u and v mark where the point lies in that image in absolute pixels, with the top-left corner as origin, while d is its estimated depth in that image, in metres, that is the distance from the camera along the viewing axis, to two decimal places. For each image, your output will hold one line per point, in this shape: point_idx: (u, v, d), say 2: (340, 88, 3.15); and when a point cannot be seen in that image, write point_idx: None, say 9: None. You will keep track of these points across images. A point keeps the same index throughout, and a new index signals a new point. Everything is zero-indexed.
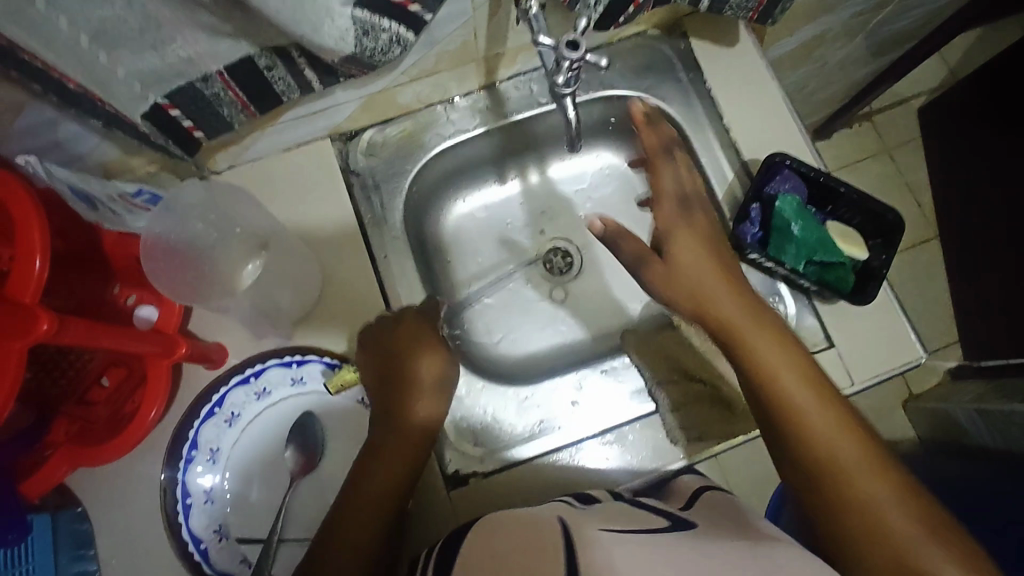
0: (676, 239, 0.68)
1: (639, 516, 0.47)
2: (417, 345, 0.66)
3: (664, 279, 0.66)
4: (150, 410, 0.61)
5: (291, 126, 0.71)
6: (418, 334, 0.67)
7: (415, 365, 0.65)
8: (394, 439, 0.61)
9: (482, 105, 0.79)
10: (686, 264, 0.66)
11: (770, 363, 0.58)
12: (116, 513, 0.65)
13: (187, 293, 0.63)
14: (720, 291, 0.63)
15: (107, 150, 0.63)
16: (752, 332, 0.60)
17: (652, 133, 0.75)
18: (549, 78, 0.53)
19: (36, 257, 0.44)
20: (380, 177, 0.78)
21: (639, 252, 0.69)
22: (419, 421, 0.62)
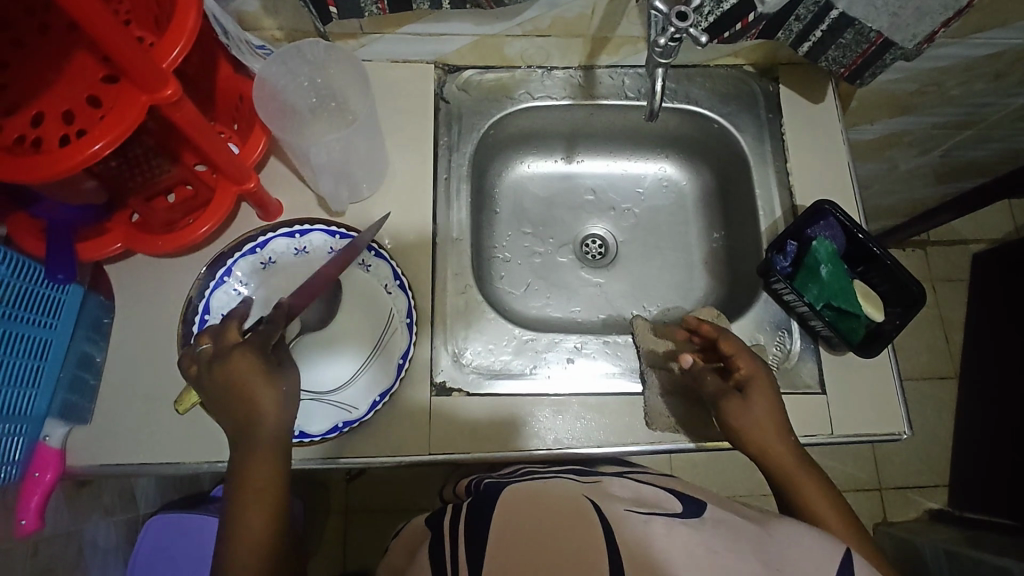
0: (758, 380, 0.65)
1: (651, 496, 0.50)
2: (240, 371, 0.55)
3: (736, 419, 0.63)
4: (202, 226, 0.68)
5: (407, 39, 0.79)
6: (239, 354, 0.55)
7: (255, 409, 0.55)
8: (255, 474, 0.55)
9: (574, 81, 0.86)
10: (766, 405, 0.63)
11: (777, 452, 0.62)
12: (138, 312, 0.71)
13: (277, 128, 0.70)
14: (778, 424, 0.63)
15: (251, 2, 0.71)
16: (771, 433, 0.62)
17: (710, 331, 0.69)
18: (650, 41, 0.59)
19: (177, 46, 0.51)
20: (464, 112, 0.84)
21: (721, 387, 0.65)
22: (265, 478, 0.55)
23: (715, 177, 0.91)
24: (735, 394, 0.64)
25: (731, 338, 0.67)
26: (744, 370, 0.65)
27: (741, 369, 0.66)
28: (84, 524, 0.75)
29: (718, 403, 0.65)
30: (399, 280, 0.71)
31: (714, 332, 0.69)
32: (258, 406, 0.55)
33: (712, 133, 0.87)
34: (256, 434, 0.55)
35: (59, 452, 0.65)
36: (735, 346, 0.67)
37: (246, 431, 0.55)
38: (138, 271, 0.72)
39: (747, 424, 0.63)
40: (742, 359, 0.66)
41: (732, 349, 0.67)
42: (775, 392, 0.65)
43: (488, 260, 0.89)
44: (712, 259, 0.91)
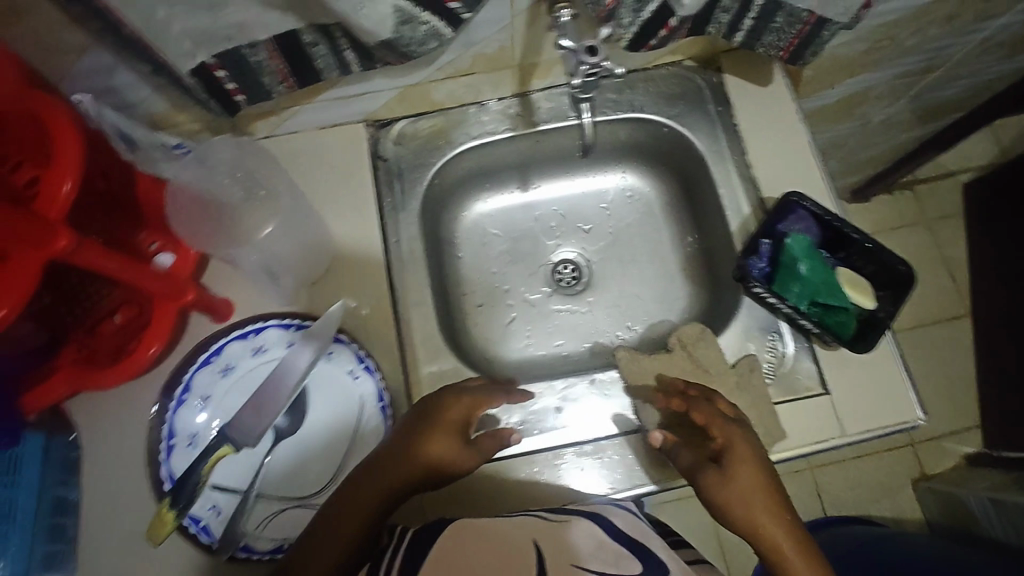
0: (736, 447, 0.60)
1: (614, 553, 0.53)
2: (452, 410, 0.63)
3: (716, 493, 0.59)
4: (149, 348, 0.65)
5: (328, 106, 0.75)
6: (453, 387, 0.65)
7: (441, 440, 0.61)
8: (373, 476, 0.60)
9: (512, 112, 0.81)
10: (750, 475, 0.59)
11: (755, 504, 0.58)
12: (104, 444, 0.68)
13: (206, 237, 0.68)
14: (765, 489, 0.59)
15: (156, 104, 0.68)
16: (752, 484, 0.59)
17: (681, 404, 0.64)
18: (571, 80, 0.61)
19: (65, 181, 0.48)
20: (404, 167, 0.80)
21: (696, 460, 0.61)
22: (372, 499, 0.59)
23: (678, 179, 0.87)
24: (712, 466, 0.60)
25: (700, 407, 0.63)
26: (721, 439, 0.61)
27: (717, 437, 0.61)
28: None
29: (695, 479, 0.61)
30: (364, 362, 0.68)
31: (683, 406, 0.64)
32: (455, 448, 0.62)
33: (665, 136, 0.83)
34: (405, 470, 0.60)
35: None
36: (705, 414, 0.62)
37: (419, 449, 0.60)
38: (97, 401, 0.69)
39: (730, 505, 0.58)
40: (716, 428, 0.61)
41: (704, 419, 0.62)
42: (758, 460, 0.60)
43: (459, 312, 0.85)
44: (691, 266, 0.87)
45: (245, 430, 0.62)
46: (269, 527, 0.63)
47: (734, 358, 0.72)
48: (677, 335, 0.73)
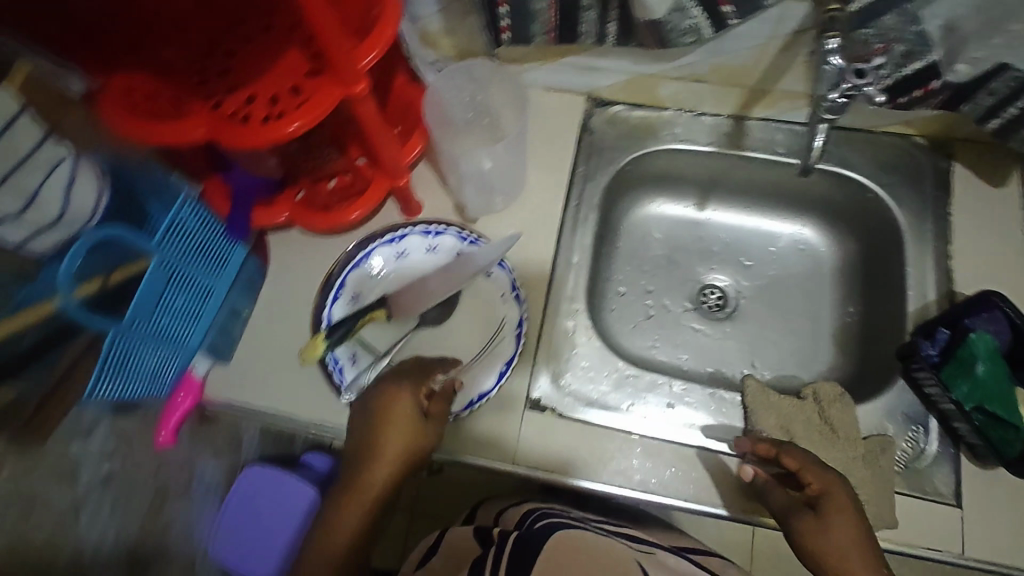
0: (834, 497, 0.58)
1: None
2: (399, 402, 0.63)
3: (804, 535, 0.57)
4: (353, 211, 0.75)
5: (565, 71, 0.82)
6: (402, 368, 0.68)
7: (400, 421, 0.62)
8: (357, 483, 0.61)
9: (722, 129, 0.84)
10: (846, 526, 0.56)
11: (848, 553, 0.54)
12: (286, 275, 0.79)
13: (442, 139, 0.75)
14: (863, 543, 0.55)
15: (433, 23, 0.79)
16: (846, 532, 0.55)
17: (770, 448, 0.62)
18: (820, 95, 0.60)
19: (369, 50, 0.57)
20: (606, 145, 0.85)
21: (789, 502, 0.60)
22: (375, 481, 0.61)
23: (863, 248, 0.85)
24: (806, 509, 0.58)
25: (793, 452, 0.61)
26: (817, 484, 0.59)
27: (812, 485, 0.59)
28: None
29: (789, 519, 0.59)
30: (516, 290, 0.73)
31: (772, 449, 0.62)
32: (412, 429, 0.62)
33: (866, 202, 0.82)
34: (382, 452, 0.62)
35: (202, 382, 0.75)
36: (799, 459, 0.60)
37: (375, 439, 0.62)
38: (291, 240, 0.80)
39: (823, 550, 0.55)
40: (809, 471, 0.59)
41: (797, 464, 0.60)
42: (861, 519, 0.56)
43: (600, 293, 0.88)
44: (842, 336, 0.85)
45: (403, 303, 0.71)
46: None
47: (866, 433, 0.69)
48: (813, 388, 0.72)
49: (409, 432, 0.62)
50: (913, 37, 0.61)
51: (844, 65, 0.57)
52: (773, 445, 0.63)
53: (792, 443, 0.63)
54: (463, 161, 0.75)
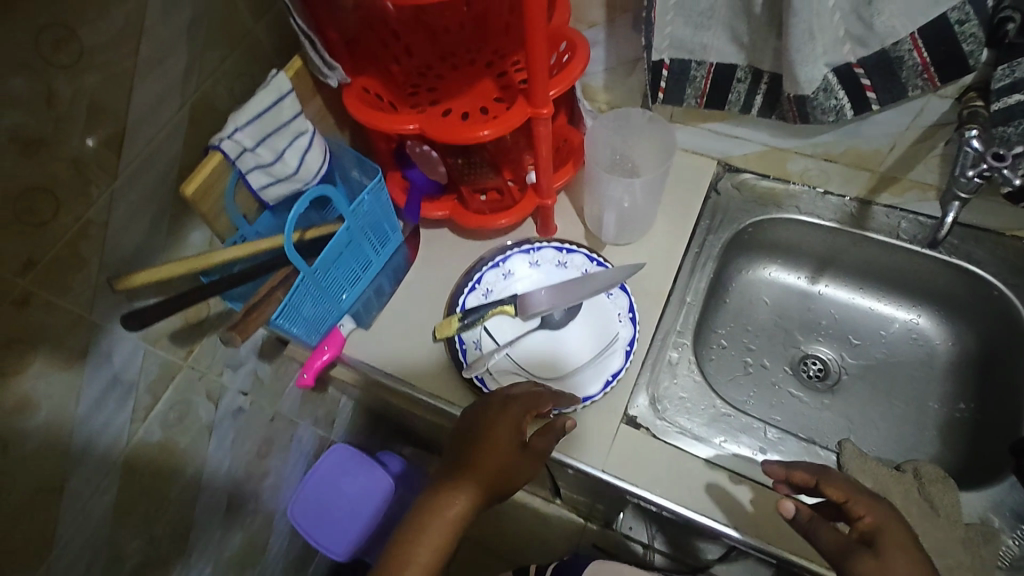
0: (889, 531, 0.55)
1: None
2: (469, 480, 0.63)
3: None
4: (501, 218, 0.86)
5: (703, 135, 0.91)
6: (479, 466, 0.64)
7: (486, 454, 0.64)
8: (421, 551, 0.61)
9: (847, 210, 0.90)
10: (908, 561, 0.52)
11: None
12: (430, 267, 0.91)
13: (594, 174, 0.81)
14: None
15: (597, 79, 0.92)
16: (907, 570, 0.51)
17: (808, 477, 0.63)
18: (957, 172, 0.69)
19: (557, 87, 0.69)
20: (732, 206, 0.93)
21: (841, 540, 0.55)
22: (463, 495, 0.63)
23: (982, 346, 0.85)
24: (863, 549, 0.54)
25: (835, 482, 0.60)
26: (868, 518, 0.57)
27: (865, 518, 0.57)
28: (268, 390, 0.99)
29: (847, 564, 0.54)
30: (631, 312, 0.80)
31: (811, 478, 0.62)
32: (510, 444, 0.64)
33: (991, 301, 0.83)
34: (490, 452, 0.64)
35: (345, 339, 0.84)
36: (844, 491, 0.59)
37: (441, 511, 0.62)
38: (443, 238, 0.94)
39: None
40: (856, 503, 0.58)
41: (842, 496, 0.59)
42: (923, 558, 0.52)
43: (703, 341, 0.92)
44: (951, 431, 0.84)
45: (531, 303, 0.79)
46: (503, 376, 0.78)
47: (969, 520, 0.69)
48: (914, 466, 0.73)
49: (501, 450, 0.64)
50: None
51: (983, 149, 0.66)
52: (813, 475, 0.63)
53: (830, 473, 0.62)
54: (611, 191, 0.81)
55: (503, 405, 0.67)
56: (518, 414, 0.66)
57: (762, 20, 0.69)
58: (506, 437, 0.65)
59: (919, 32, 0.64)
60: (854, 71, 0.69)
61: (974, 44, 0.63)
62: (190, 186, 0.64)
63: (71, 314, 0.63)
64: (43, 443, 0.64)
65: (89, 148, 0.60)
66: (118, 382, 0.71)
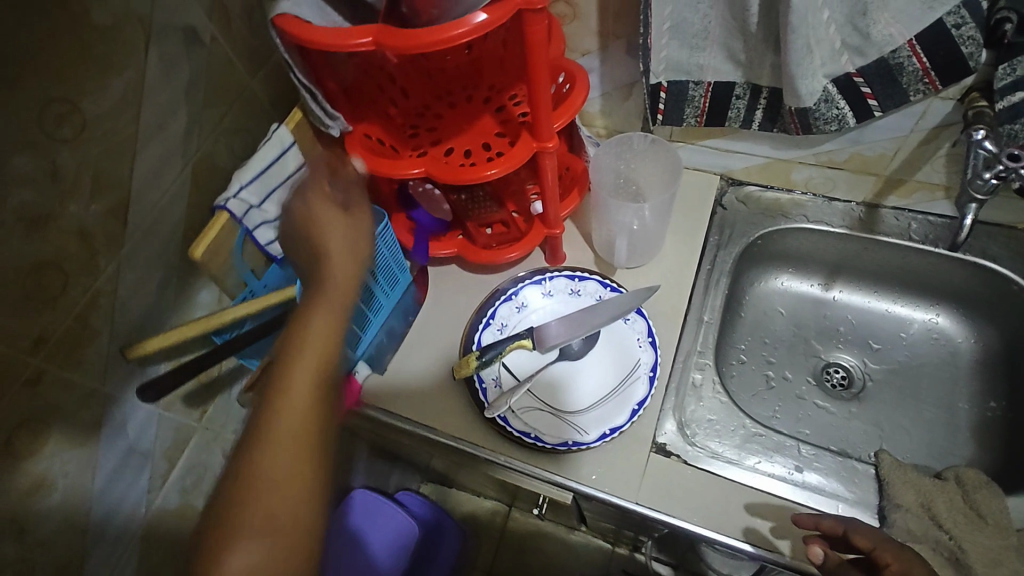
0: None
1: None
2: (302, 351, 0.55)
3: None
4: (510, 251, 0.85)
5: (705, 152, 0.91)
6: (308, 354, 0.55)
7: (327, 247, 0.63)
8: (263, 483, 0.50)
9: (855, 215, 0.89)
10: None
11: None
12: (443, 305, 0.90)
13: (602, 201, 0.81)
14: None
15: (594, 104, 0.92)
16: None
17: (835, 525, 0.62)
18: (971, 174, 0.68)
19: (561, 120, 0.69)
20: (739, 219, 0.92)
21: None
22: (320, 319, 0.57)
23: (1006, 342, 0.84)
24: None
25: (864, 530, 0.60)
26: (896, 565, 0.58)
27: (892, 566, 0.58)
28: None
29: None
30: (651, 337, 0.79)
31: (838, 525, 0.62)
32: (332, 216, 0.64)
33: (1010, 296, 0.82)
34: (326, 249, 0.62)
35: (361, 386, 0.80)
36: (871, 539, 0.60)
37: (293, 352, 0.55)
38: (452, 274, 0.93)
39: None
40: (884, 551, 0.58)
41: (869, 544, 0.59)
42: None
43: (723, 358, 0.91)
44: (984, 430, 0.82)
45: (548, 336, 0.78)
46: (525, 413, 0.76)
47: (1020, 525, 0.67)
48: (955, 471, 0.71)
49: (335, 236, 0.63)
50: None
51: (998, 150, 0.66)
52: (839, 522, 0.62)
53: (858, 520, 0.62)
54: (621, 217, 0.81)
55: (319, 283, 0.61)
56: (333, 283, 0.61)
57: (758, 36, 0.69)
58: (325, 323, 0.57)
59: (916, 38, 0.65)
60: (853, 80, 0.69)
61: (972, 46, 0.63)
62: (201, 247, 0.63)
63: (84, 388, 0.61)
64: (62, 524, 0.62)
65: (94, 218, 0.58)
66: (134, 451, 0.69)
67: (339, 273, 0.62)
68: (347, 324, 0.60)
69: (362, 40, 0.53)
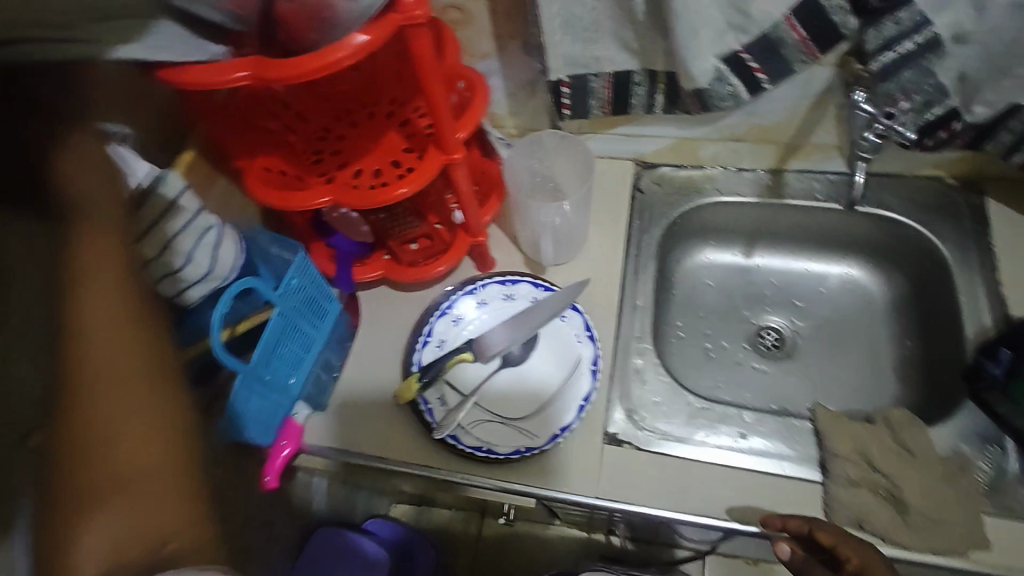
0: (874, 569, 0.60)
1: None
2: (80, 275, 0.41)
3: None
4: (439, 265, 0.84)
5: (617, 139, 0.93)
6: (95, 292, 0.41)
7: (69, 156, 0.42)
8: (96, 440, 0.40)
9: (763, 182, 0.93)
10: None
11: None
12: (377, 329, 0.88)
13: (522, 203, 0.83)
14: None
15: (500, 105, 0.91)
16: None
17: (801, 524, 0.65)
18: None
19: (464, 129, 0.68)
20: (658, 200, 0.94)
21: None
22: (92, 231, 0.42)
23: (912, 282, 0.90)
24: None
25: (825, 527, 0.63)
26: (855, 559, 0.61)
27: (852, 560, 0.61)
28: None
29: None
30: (589, 331, 0.79)
31: (803, 524, 0.64)
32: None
33: (908, 239, 0.88)
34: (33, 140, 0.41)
35: (303, 427, 0.78)
36: (832, 535, 0.63)
37: (72, 273, 0.41)
38: (382, 296, 0.90)
39: None
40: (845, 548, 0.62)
41: (831, 539, 0.63)
42: None
43: (661, 337, 0.93)
44: (904, 367, 0.88)
45: (487, 346, 0.77)
46: (475, 427, 0.76)
47: (943, 453, 0.72)
48: (884, 415, 0.75)
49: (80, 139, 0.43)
50: (931, 88, 0.71)
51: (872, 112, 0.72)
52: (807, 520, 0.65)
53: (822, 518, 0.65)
54: (543, 217, 0.82)
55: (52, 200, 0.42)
56: (89, 205, 0.42)
57: (645, 23, 0.70)
58: (96, 253, 0.42)
59: (791, 13, 0.68)
60: (740, 57, 0.71)
61: (841, 14, 0.67)
62: None
63: None
64: None
65: None
66: None
67: (88, 172, 0.43)
68: (128, 266, 0.44)
69: (238, 75, 0.49)
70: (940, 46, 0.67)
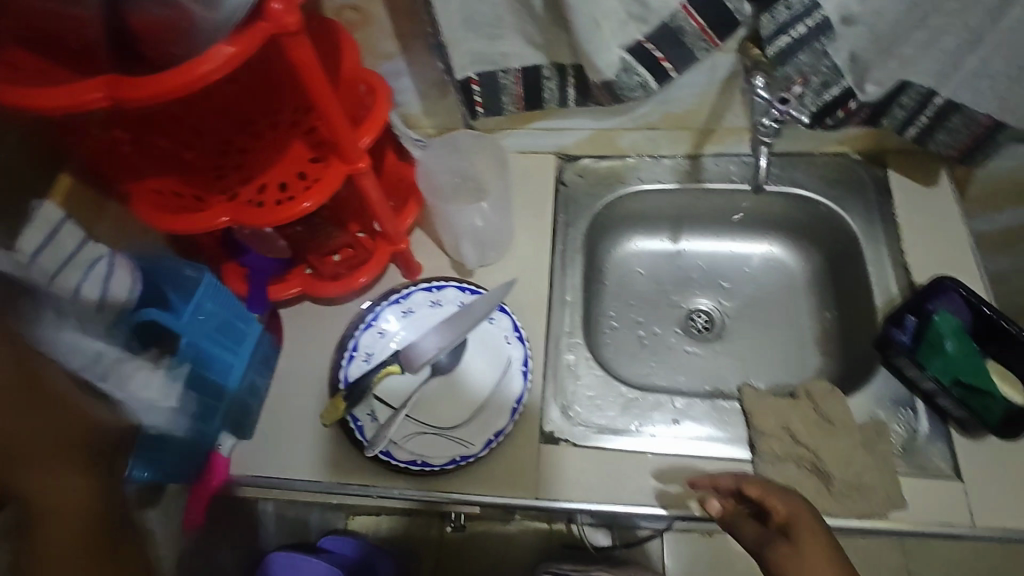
0: (800, 519, 0.57)
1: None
2: None
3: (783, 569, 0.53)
4: (360, 276, 0.80)
5: (535, 134, 0.92)
6: None
7: None
8: None
9: (681, 168, 0.94)
10: (818, 544, 0.54)
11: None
12: (302, 347, 0.84)
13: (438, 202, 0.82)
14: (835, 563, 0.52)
15: (413, 107, 0.88)
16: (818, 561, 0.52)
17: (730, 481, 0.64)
18: None
19: (367, 136, 0.66)
20: (581, 192, 0.93)
21: (759, 535, 0.58)
22: None
23: (827, 256, 0.94)
24: (781, 539, 0.56)
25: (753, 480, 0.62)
26: (782, 508, 0.59)
27: (778, 510, 0.59)
28: None
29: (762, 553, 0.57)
30: (518, 331, 0.79)
31: (732, 480, 0.64)
32: None
33: (820, 215, 0.91)
34: None
35: (228, 460, 0.74)
36: (759, 487, 0.61)
37: None
38: (306, 312, 0.86)
39: None
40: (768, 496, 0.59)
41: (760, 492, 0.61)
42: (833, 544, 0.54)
43: (594, 329, 0.94)
44: (825, 338, 0.91)
45: (414, 356, 0.74)
46: (408, 441, 0.74)
47: (862, 420, 0.75)
48: (804, 387, 0.77)
49: None
50: (827, 69, 0.73)
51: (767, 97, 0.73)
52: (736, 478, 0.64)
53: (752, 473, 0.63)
54: (462, 218, 0.82)
55: None
56: None
57: (546, 17, 0.69)
58: None
59: (688, 2, 0.68)
60: (644, 46, 0.71)
61: None
62: None
63: None
64: None
65: None
66: None
67: None
68: None
69: (95, 96, 0.45)
70: (829, 28, 0.69)
